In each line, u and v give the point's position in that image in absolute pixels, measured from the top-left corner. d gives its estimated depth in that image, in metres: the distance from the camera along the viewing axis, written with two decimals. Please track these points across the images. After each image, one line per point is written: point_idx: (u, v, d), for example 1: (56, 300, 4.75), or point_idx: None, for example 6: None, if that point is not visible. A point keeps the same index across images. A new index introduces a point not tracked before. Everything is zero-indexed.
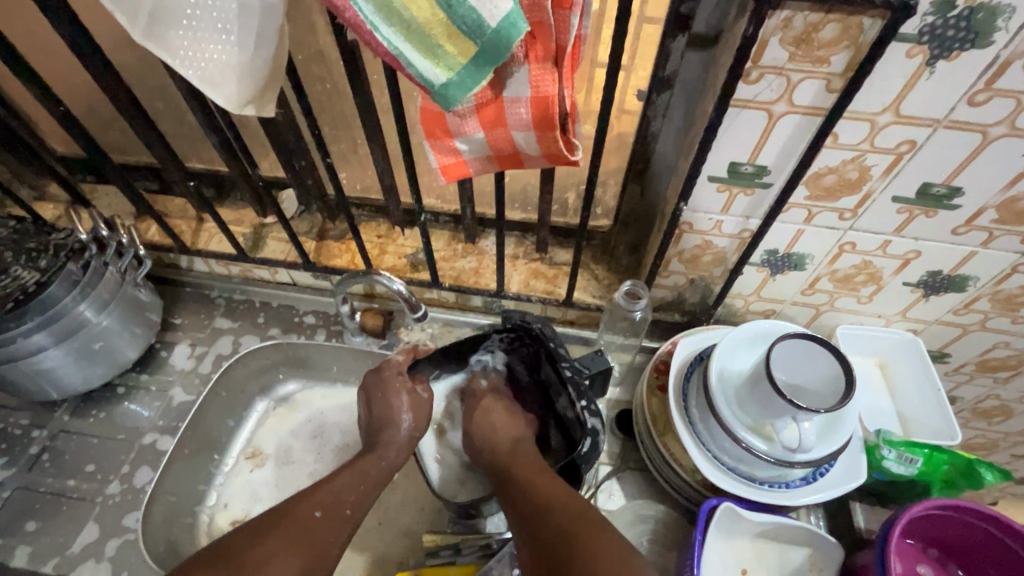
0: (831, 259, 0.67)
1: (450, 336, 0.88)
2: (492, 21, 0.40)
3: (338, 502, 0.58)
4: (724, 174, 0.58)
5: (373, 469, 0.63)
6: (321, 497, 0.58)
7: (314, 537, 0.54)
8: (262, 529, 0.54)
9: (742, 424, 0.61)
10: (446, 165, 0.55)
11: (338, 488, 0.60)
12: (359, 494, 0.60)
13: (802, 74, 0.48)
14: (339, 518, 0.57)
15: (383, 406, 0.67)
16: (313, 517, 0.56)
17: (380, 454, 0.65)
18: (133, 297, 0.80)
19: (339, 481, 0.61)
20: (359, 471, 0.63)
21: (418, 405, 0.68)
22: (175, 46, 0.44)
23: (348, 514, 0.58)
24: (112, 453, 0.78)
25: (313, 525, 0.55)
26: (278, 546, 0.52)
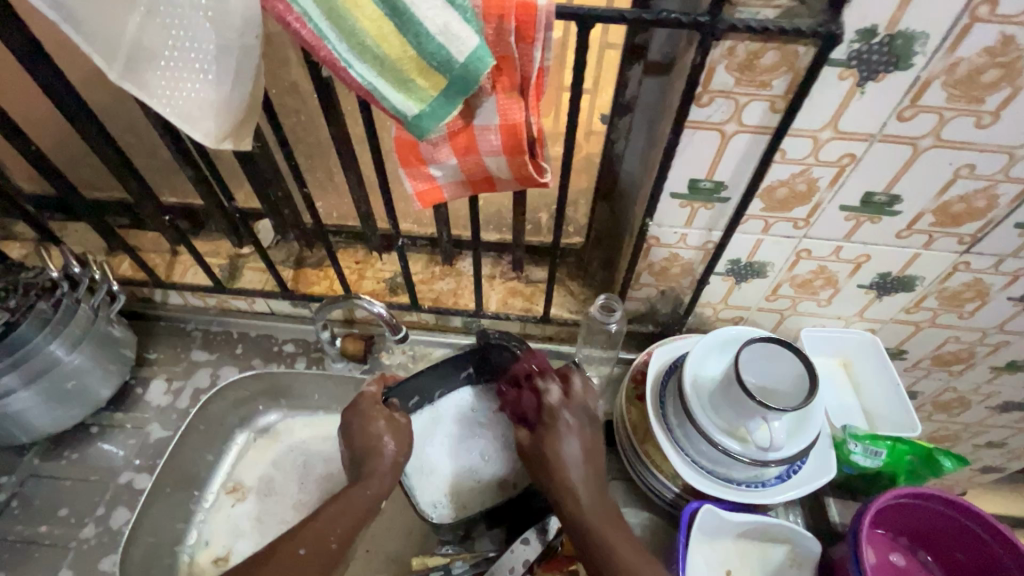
0: (790, 265, 0.71)
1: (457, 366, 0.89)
2: (461, 56, 0.43)
3: (325, 537, 0.61)
4: (685, 191, 0.62)
5: (361, 499, 0.63)
6: (308, 532, 0.61)
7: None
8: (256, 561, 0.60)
9: (717, 427, 0.64)
10: (421, 190, 0.57)
11: (322, 524, 0.62)
12: (348, 527, 0.62)
13: (748, 97, 0.52)
14: (323, 555, 0.59)
15: (370, 433, 0.66)
16: (297, 553, 0.59)
17: (366, 484, 0.64)
18: (106, 333, 0.78)
19: (327, 514, 0.62)
20: (343, 504, 0.63)
21: (398, 428, 0.67)
22: (153, 86, 0.46)
23: (334, 547, 0.60)
24: (85, 495, 0.76)
25: (298, 564, 0.58)
26: None
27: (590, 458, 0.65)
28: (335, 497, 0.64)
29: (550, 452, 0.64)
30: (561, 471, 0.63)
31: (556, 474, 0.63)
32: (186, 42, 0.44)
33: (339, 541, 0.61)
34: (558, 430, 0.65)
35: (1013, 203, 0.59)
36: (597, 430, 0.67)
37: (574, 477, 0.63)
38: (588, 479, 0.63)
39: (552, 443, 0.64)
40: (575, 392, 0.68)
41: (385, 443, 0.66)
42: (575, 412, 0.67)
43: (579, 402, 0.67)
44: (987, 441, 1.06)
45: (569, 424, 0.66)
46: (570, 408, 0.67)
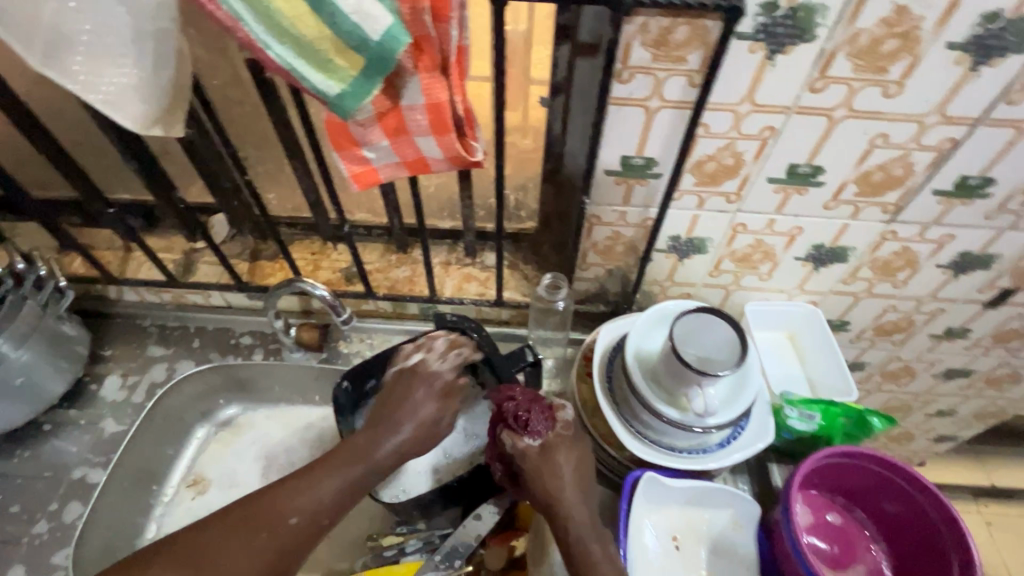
0: (728, 240, 0.73)
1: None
2: (375, 35, 0.45)
3: (319, 511, 0.56)
4: (618, 168, 0.64)
5: (365, 476, 0.59)
6: (299, 501, 0.56)
7: (282, 551, 0.54)
8: (232, 519, 0.55)
9: (658, 397, 0.65)
10: (357, 173, 0.58)
11: (318, 491, 0.57)
12: (338, 502, 0.58)
13: (666, 73, 0.54)
14: (312, 531, 0.56)
15: (393, 420, 0.62)
16: (287, 524, 0.55)
17: (373, 463, 0.59)
18: (56, 331, 0.78)
19: (321, 489, 0.57)
20: (348, 476, 0.58)
21: (427, 428, 0.63)
22: (73, 73, 0.46)
23: (320, 523, 0.56)
24: (39, 492, 0.75)
25: (283, 534, 0.55)
26: (245, 544, 0.53)
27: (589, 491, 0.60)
28: (337, 470, 0.58)
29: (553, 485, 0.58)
30: (564, 507, 0.58)
31: (549, 510, 0.58)
32: (102, 27, 0.44)
33: (323, 520, 0.57)
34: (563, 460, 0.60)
35: (929, 170, 0.62)
36: (585, 451, 0.62)
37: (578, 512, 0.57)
38: (582, 505, 0.58)
39: (539, 481, 0.59)
40: (551, 424, 0.62)
41: (406, 432, 0.61)
42: (563, 444, 0.61)
43: (560, 435, 0.61)
44: (938, 410, 1.10)
45: (571, 455, 0.61)
46: (555, 439, 0.61)
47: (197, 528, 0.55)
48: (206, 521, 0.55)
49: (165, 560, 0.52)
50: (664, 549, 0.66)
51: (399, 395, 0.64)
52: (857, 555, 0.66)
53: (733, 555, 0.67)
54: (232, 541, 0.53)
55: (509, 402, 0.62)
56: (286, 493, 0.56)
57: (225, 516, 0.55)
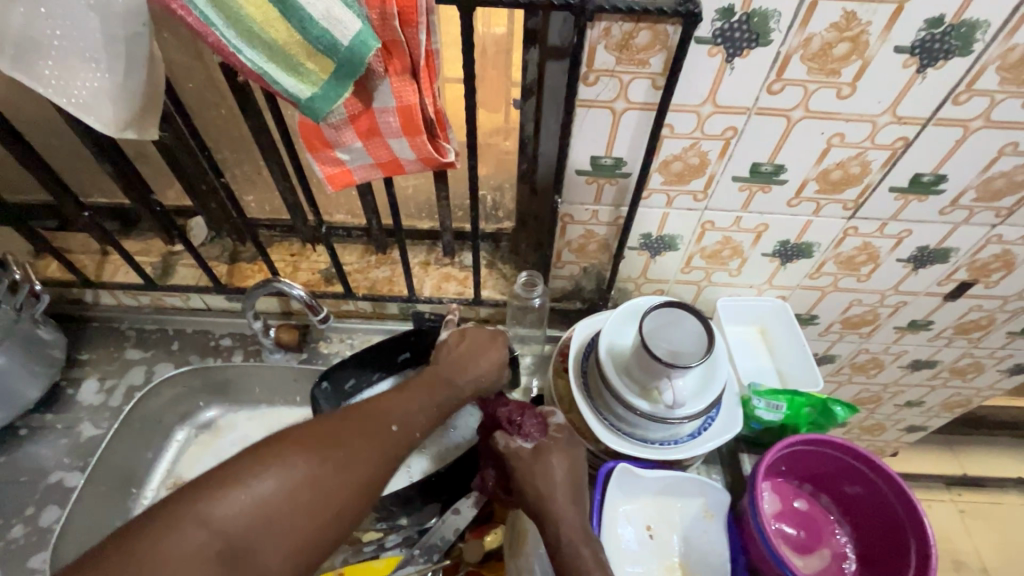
0: (697, 237, 0.75)
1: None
2: (345, 40, 0.46)
3: (415, 424, 0.52)
4: (589, 168, 0.65)
5: (446, 404, 0.56)
6: (398, 411, 0.51)
7: (391, 457, 0.48)
8: (339, 415, 0.49)
9: (630, 390, 0.67)
10: (331, 174, 0.59)
11: (409, 406, 0.52)
12: (428, 421, 0.53)
13: (630, 76, 0.55)
14: (408, 446, 0.50)
15: (477, 360, 0.61)
16: (391, 431, 0.49)
17: (455, 394, 0.57)
18: (31, 335, 0.78)
19: (412, 416, 0.52)
20: (432, 400, 0.55)
21: (492, 381, 0.62)
22: (44, 77, 0.47)
23: (415, 441, 0.51)
24: (15, 497, 0.75)
25: (389, 442, 0.49)
26: (354, 440, 0.47)
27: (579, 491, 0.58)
28: (426, 392, 0.55)
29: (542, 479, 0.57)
30: (548, 502, 0.56)
31: (537, 510, 0.57)
32: (72, 32, 0.45)
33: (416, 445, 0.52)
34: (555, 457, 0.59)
35: (884, 167, 0.64)
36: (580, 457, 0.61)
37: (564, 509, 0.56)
38: (572, 505, 0.56)
39: (527, 482, 0.58)
40: (541, 429, 0.62)
41: (469, 392, 0.59)
42: (554, 448, 0.60)
43: (549, 441, 0.60)
44: (907, 401, 1.14)
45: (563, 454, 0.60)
46: (547, 444, 0.60)
47: (324, 420, 0.48)
48: (308, 422, 0.47)
49: (292, 450, 0.44)
50: (637, 536, 0.68)
51: (472, 351, 0.62)
52: (823, 538, 0.68)
53: (705, 547, 0.68)
54: (347, 437, 0.47)
55: (501, 407, 0.64)
56: (383, 405, 0.51)
57: (327, 419, 0.48)
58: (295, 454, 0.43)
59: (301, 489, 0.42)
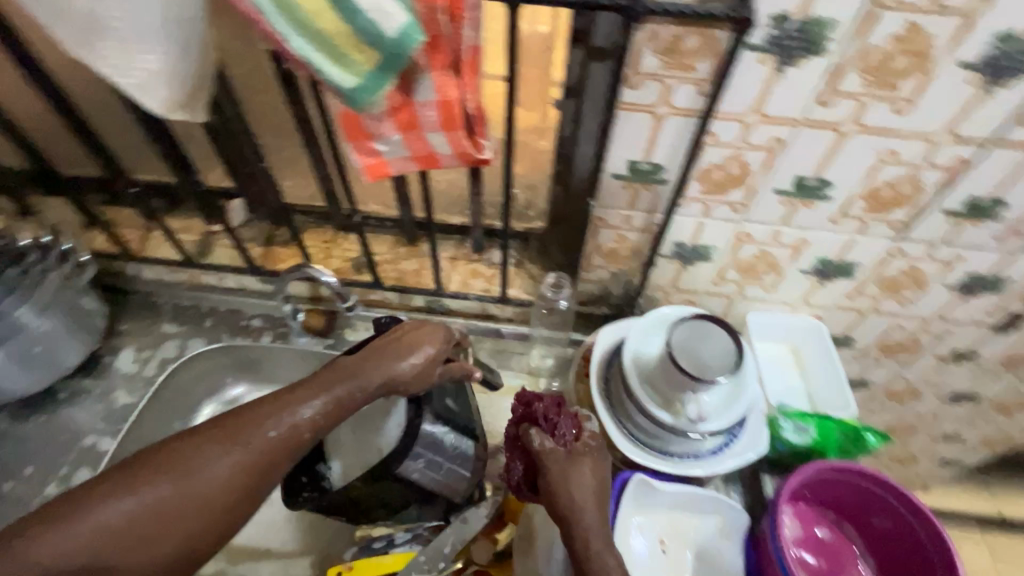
0: (733, 249, 0.73)
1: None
2: (391, 33, 0.46)
3: (299, 424, 0.52)
4: (626, 172, 0.64)
5: (347, 395, 0.55)
6: (276, 414, 0.52)
7: (263, 459, 0.51)
8: (211, 424, 0.51)
9: (652, 401, 0.66)
10: (369, 164, 0.60)
11: (293, 407, 0.53)
12: (324, 417, 0.54)
13: (676, 80, 0.54)
14: (292, 444, 0.52)
15: (399, 347, 0.59)
16: (267, 437, 0.51)
17: (358, 385, 0.55)
18: (75, 303, 0.81)
19: (298, 416, 0.53)
20: (327, 394, 0.54)
21: (427, 369, 0.59)
22: (103, 56, 0.49)
23: (301, 439, 0.53)
24: (53, 455, 0.78)
25: (261, 446, 0.51)
26: (218, 452, 0.50)
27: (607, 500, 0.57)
28: (324, 387, 0.55)
29: (573, 484, 0.56)
30: (579, 509, 0.55)
31: (563, 513, 0.55)
32: (132, 16, 0.47)
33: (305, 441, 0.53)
34: (586, 464, 0.57)
35: (938, 188, 0.61)
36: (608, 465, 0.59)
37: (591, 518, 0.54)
38: (597, 513, 0.55)
39: (556, 483, 0.56)
40: (577, 432, 0.60)
41: (379, 381, 0.56)
42: (586, 454, 0.58)
43: (582, 447, 0.59)
44: (943, 433, 1.09)
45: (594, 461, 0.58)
46: (580, 449, 0.59)
47: (202, 428, 0.51)
48: (179, 435, 0.51)
49: (148, 474, 0.48)
50: (650, 551, 0.67)
51: (390, 347, 0.59)
52: (845, 569, 0.66)
53: (719, 564, 0.67)
54: (206, 450, 0.49)
55: (538, 403, 0.61)
56: (268, 408, 0.52)
57: (190, 435, 0.51)
58: (148, 477, 0.48)
59: (145, 513, 0.47)
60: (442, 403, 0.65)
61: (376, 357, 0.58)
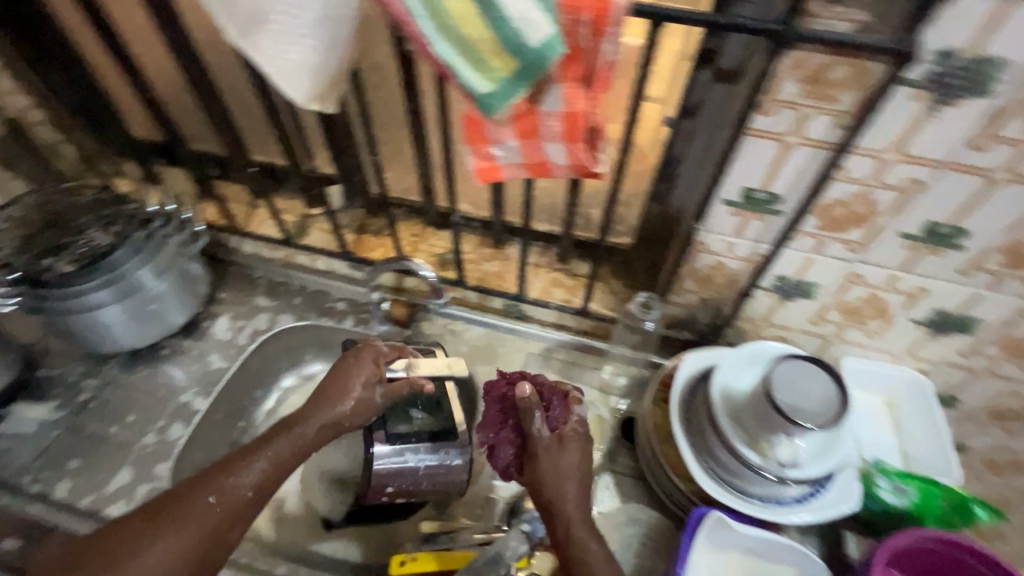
0: (839, 289, 0.69)
1: (523, 352, 0.91)
2: (534, 43, 0.47)
3: (237, 485, 0.57)
4: (738, 199, 0.62)
5: (285, 450, 0.60)
6: (217, 479, 0.57)
7: (212, 527, 0.54)
8: (156, 507, 0.55)
9: (739, 437, 0.63)
10: (482, 168, 0.61)
11: (233, 470, 0.58)
12: (266, 474, 0.59)
13: (813, 110, 0.52)
14: (238, 502, 0.57)
15: (344, 384, 0.65)
16: (209, 502, 0.55)
17: (298, 432, 0.61)
18: (186, 268, 0.87)
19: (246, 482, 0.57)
20: (265, 452, 0.59)
21: (367, 402, 0.65)
22: (262, 45, 0.52)
23: (248, 497, 0.57)
24: (151, 407, 0.83)
25: (207, 516, 0.55)
26: (170, 528, 0.53)
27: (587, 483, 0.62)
28: (260, 449, 0.60)
29: (554, 465, 0.61)
30: (561, 486, 0.60)
31: (548, 495, 0.60)
32: (295, 10, 0.49)
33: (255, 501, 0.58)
34: (569, 445, 0.63)
35: None
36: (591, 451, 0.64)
37: (569, 496, 0.60)
38: (579, 496, 0.60)
39: (546, 467, 0.61)
40: (566, 417, 0.65)
41: (314, 428, 0.62)
42: (574, 439, 0.63)
43: (569, 433, 0.63)
44: None
45: (581, 446, 0.63)
46: (568, 432, 0.64)
47: (146, 511, 0.55)
48: (123, 523, 0.54)
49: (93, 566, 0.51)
50: None
51: (340, 381, 0.65)
52: None
53: None
54: (154, 533, 0.53)
55: (529, 384, 0.65)
56: (208, 478, 0.57)
57: (130, 518, 0.55)
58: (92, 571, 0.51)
59: None
60: (397, 424, 0.68)
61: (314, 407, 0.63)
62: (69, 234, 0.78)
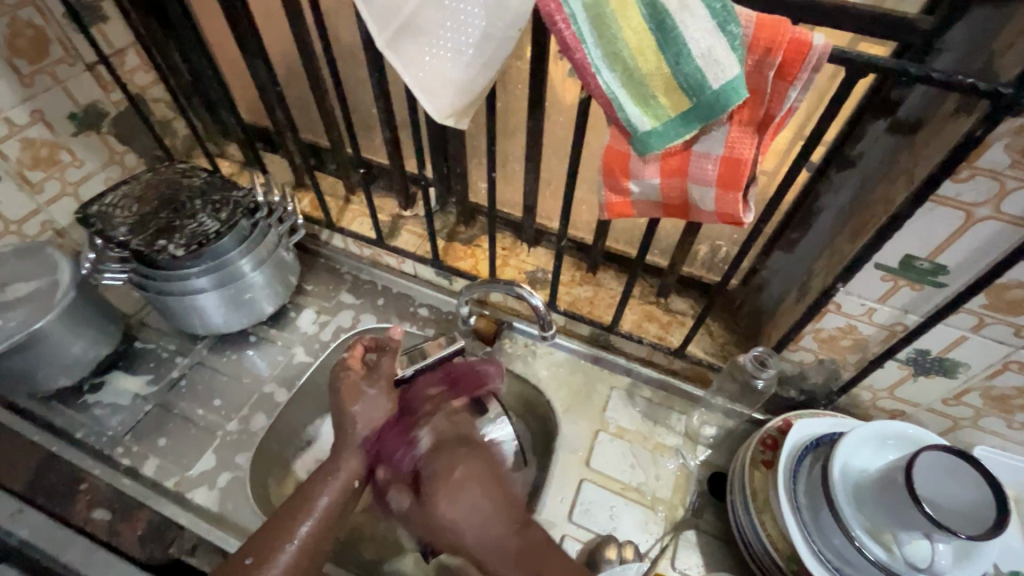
0: (990, 374, 0.61)
1: (605, 386, 0.86)
2: (715, 83, 0.42)
3: (271, 543, 0.57)
4: (893, 265, 0.56)
5: (326, 502, 0.60)
6: (253, 542, 0.57)
7: None
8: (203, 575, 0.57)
9: (858, 524, 0.58)
10: (612, 202, 0.57)
11: (272, 529, 0.58)
12: (312, 529, 0.58)
13: (1019, 184, 0.45)
14: (274, 558, 0.56)
15: (348, 399, 0.64)
16: (242, 564, 0.56)
17: (329, 476, 0.61)
18: (280, 259, 0.87)
19: (293, 534, 0.58)
20: (302, 502, 0.60)
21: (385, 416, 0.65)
22: (411, 57, 0.50)
23: (291, 555, 0.57)
24: (236, 393, 0.84)
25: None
26: None
27: (478, 496, 0.56)
28: (301, 507, 0.59)
29: (429, 510, 0.57)
30: (449, 529, 0.55)
31: (464, 539, 0.55)
32: (455, 26, 0.47)
33: (307, 553, 0.58)
34: (438, 468, 0.59)
35: None
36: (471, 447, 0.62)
37: (461, 533, 0.55)
38: (493, 533, 0.54)
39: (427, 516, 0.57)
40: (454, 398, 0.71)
41: (339, 469, 0.62)
42: (431, 479, 0.58)
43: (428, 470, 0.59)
44: None
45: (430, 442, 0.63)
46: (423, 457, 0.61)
47: None
48: None
49: None
50: None
51: (345, 395, 0.64)
52: None
53: None
54: None
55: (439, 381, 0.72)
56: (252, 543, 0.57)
57: None
58: None
59: None
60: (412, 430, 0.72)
61: (343, 445, 0.63)
62: (181, 217, 0.78)
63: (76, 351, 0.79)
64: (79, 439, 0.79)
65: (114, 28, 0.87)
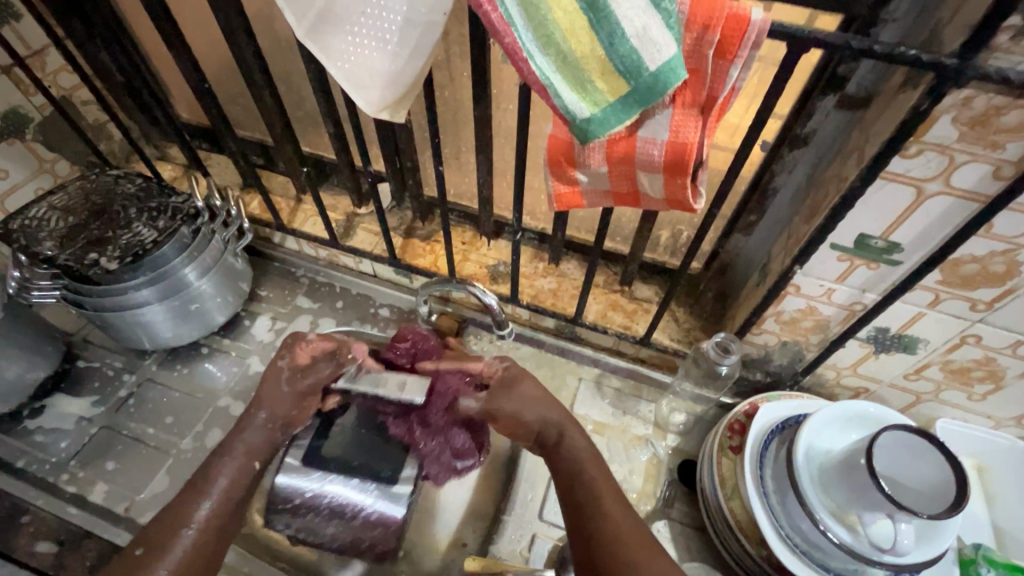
0: (948, 348, 0.61)
1: (573, 378, 0.84)
2: (652, 64, 0.40)
3: (166, 529, 0.53)
4: (849, 244, 0.55)
5: (225, 480, 0.56)
6: (146, 531, 0.53)
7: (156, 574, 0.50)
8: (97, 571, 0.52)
9: (824, 508, 0.57)
10: (561, 194, 0.55)
11: (165, 516, 0.54)
12: (214, 511, 0.55)
13: (967, 157, 0.44)
14: (168, 542, 0.52)
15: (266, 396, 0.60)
16: (133, 555, 0.51)
17: (226, 457, 0.58)
18: (229, 266, 0.83)
19: (190, 518, 0.53)
20: (197, 482, 0.56)
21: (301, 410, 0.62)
22: (332, 48, 0.46)
23: (187, 537, 0.53)
24: (189, 410, 0.80)
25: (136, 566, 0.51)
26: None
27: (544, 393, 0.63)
28: (198, 489, 0.55)
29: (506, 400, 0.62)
30: (521, 415, 0.61)
31: (529, 424, 0.61)
32: (375, 12, 0.43)
33: (211, 536, 0.54)
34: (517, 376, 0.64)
35: None
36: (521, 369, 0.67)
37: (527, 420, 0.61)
38: (551, 416, 0.61)
39: (502, 409, 0.61)
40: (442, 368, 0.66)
41: (255, 453, 0.59)
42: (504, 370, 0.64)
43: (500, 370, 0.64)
44: None
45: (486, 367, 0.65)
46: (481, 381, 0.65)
47: None
48: None
49: None
50: None
51: (266, 380, 0.61)
52: None
53: None
54: None
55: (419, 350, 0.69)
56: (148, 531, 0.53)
57: None
58: None
59: None
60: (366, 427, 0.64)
61: (244, 426, 0.59)
62: (114, 227, 0.73)
63: (10, 377, 0.74)
64: (22, 468, 0.75)
65: (29, 27, 0.80)
